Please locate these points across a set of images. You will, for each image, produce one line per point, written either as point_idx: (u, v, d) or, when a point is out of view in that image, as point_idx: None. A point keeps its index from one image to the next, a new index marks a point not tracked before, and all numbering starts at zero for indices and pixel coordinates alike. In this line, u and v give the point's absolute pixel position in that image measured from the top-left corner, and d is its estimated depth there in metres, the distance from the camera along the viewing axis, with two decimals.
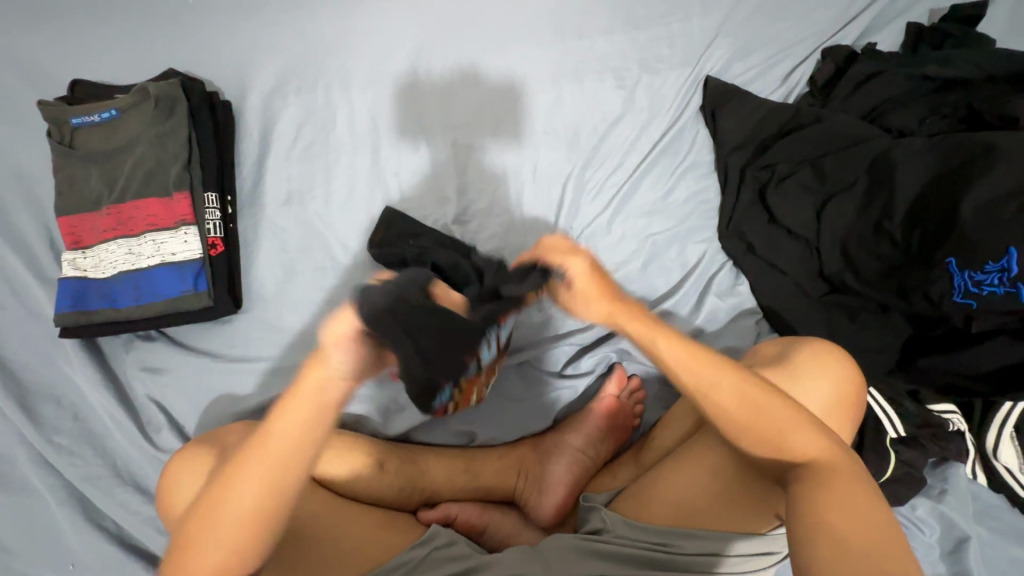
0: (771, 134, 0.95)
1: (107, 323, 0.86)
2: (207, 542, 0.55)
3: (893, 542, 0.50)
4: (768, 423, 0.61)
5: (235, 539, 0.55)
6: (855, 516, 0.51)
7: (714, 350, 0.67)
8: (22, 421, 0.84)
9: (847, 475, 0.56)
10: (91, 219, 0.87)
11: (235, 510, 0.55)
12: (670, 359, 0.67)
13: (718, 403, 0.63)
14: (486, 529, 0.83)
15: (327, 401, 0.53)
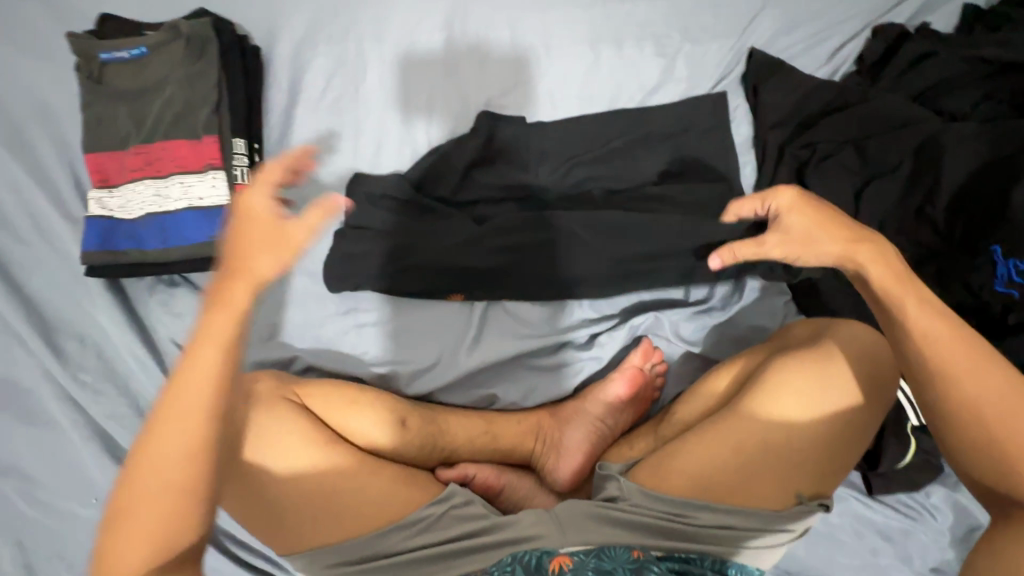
0: (814, 111, 0.93)
1: (132, 265, 0.85)
2: (145, 470, 0.54)
3: None
4: (1001, 436, 0.57)
5: (177, 471, 0.54)
6: None
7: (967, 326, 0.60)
8: (49, 358, 0.85)
9: None
10: (119, 159, 0.86)
11: (172, 446, 0.55)
12: (925, 329, 0.60)
13: (964, 392, 0.58)
14: (503, 490, 0.84)
15: (206, 408, 0.56)
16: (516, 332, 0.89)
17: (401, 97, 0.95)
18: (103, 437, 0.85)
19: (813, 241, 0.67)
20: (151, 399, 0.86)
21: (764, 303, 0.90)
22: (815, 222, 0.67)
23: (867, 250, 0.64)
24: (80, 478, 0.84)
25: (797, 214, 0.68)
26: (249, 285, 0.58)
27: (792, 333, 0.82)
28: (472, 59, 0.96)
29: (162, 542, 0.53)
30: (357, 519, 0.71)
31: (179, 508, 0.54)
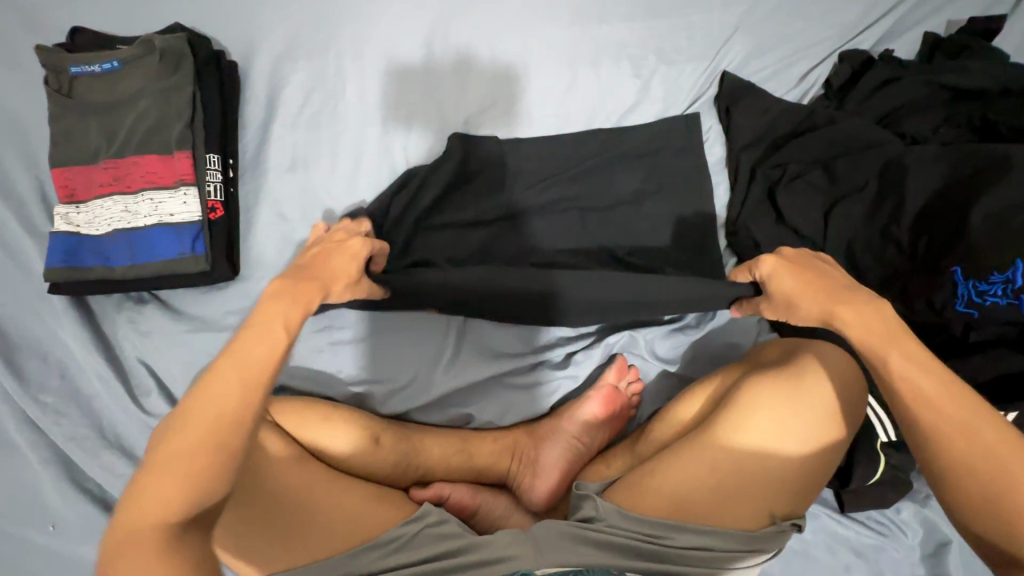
0: (784, 133, 0.95)
1: (98, 281, 0.83)
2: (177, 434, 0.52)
3: None
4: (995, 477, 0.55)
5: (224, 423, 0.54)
6: None
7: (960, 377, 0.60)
8: (9, 378, 0.82)
9: None
10: (87, 173, 0.84)
11: (215, 397, 0.54)
12: (906, 371, 0.61)
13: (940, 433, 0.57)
14: (478, 510, 0.83)
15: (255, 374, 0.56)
16: (493, 351, 0.89)
17: (380, 114, 0.95)
18: (64, 460, 0.82)
19: (792, 301, 0.71)
20: (116, 420, 0.83)
21: (737, 321, 0.91)
22: (796, 286, 0.71)
23: (849, 310, 0.66)
24: (37, 504, 0.80)
25: (783, 278, 0.72)
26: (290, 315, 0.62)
27: (763, 353, 0.83)
28: (452, 76, 0.96)
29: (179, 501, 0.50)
30: (327, 542, 0.69)
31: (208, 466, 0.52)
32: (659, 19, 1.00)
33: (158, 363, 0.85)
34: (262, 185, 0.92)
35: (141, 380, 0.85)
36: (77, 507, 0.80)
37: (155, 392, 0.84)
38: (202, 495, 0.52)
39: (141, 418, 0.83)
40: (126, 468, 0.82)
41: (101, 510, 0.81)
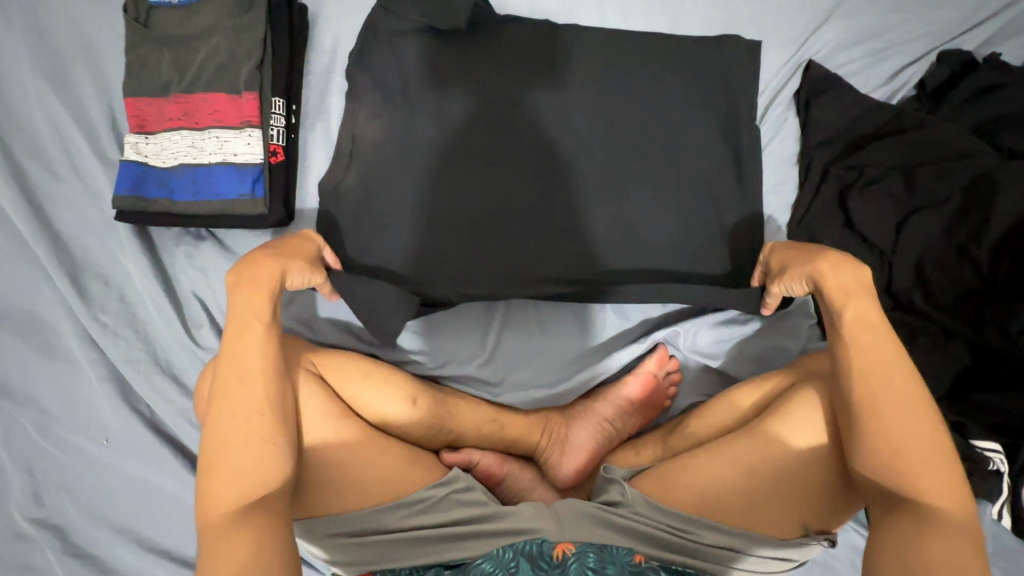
0: (864, 134, 0.91)
1: (162, 213, 0.85)
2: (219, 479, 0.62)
3: (896, 433, 0.61)
4: (891, 435, 0.61)
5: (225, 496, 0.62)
6: (880, 394, 0.63)
7: (919, 435, 0.61)
8: (72, 295, 0.86)
9: (904, 411, 0.62)
10: (157, 105, 0.85)
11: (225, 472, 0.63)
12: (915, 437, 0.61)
13: (900, 446, 0.61)
14: (504, 479, 0.86)
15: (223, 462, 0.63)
16: (538, 324, 0.90)
17: (433, 80, 0.90)
18: (117, 381, 0.84)
19: (926, 511, 0.59)
20: (169, 347, 0.86)
21: (788, 324, 0.88)
22: (927, 470, 0.60)
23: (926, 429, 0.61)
24: (93, 417, 0.83)
25: (920, 485, 0.60)
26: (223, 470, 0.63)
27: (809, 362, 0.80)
28: (510, 49, 0.91)
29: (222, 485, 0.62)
30: (366, 494, 0.74)
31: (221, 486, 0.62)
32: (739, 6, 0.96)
33: (213, 299, 0.87)
34: (320, 133, 0.92)
35: (194, 313, 0.87)
36: (127, 425, 0.83)
37: (208, 325, 0.86)
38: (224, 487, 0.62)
39: (194, 351, 0.85)
40: (174, 395, 0.84)
41: (149, 431, 0.83)
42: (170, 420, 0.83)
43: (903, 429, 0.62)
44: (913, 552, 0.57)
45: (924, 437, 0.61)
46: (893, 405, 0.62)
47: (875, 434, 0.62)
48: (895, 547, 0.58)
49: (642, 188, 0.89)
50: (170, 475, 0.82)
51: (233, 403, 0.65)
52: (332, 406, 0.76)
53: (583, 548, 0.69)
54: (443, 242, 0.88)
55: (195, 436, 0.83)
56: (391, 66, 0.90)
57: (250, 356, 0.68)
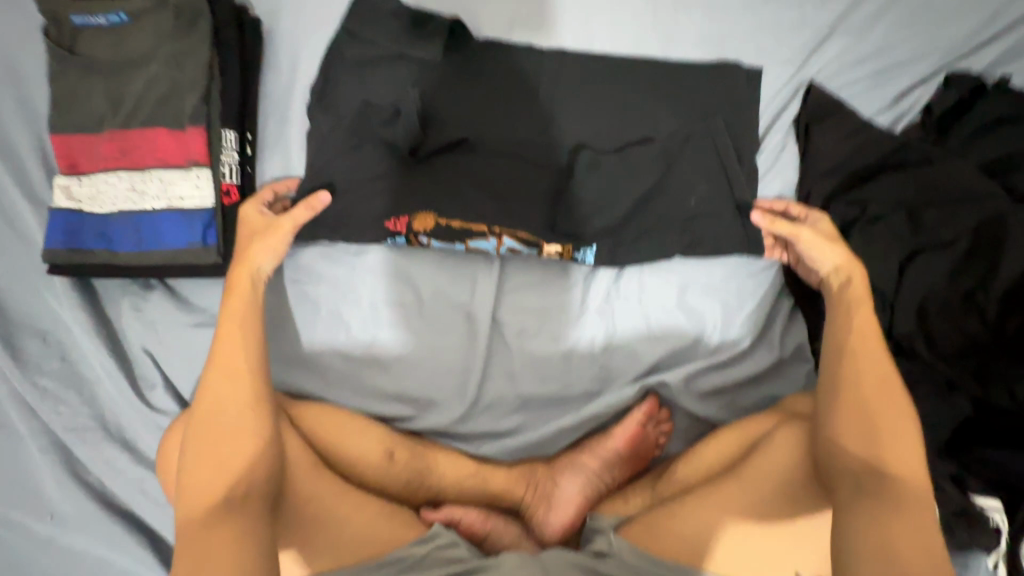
0: (869, 163, 0.85)
1: (101, 265, 0.76)
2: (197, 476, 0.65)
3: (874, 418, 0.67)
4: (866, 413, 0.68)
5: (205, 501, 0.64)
6: (865, 381, 0.69)
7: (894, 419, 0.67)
8: (5, 356, 0.77)
9: (881, 398, 0.68)
10: (90, 142, 0.75)
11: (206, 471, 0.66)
12: (883, 419, 0.67)
13: (875, 424, 0.67)
14: (488, 537, 0.81)
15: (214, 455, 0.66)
16: (522, 371, 0.83)
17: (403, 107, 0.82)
18: (61, 449, 0.77)
19: (892, 485, 0.65)
20: (119, 411, 0.78)
21: (783, 370, 0.84)
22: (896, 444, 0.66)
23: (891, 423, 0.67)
24: (35, 489, 0.76)
25: (889, 457, 0.65)
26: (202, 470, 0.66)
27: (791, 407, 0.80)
28: (487, 76, 0.85)
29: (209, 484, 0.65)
30: (347, 550, 0.73)
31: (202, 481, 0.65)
32: (735, 21, 0.89)
33: (165, 357, 0.79)
34: (279, 163, 0.83)
35: (146, 372, 0.79)
36: (73, 499, 0.75)
37: (162, 385, 0.79)
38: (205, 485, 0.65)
39: (146, 414, 0.78)
40: (125, 464, 0.76)
41: (99, 504, 0.76)
42: (122, 492, 0.76)
43: (876, 408, 0.68)
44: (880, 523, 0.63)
45: (897, 425, 0.67)
46: (870, 391, 0.68)
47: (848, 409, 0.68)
48: (865, 517, 0.64)
49: (633, 224, 0.83)
50: (123, 551, 0.75)
51: (221, 408, 0.68)
52: (307, 459, 0.74)
53: None
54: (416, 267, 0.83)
55: (151, 508, 0.76)
56: (356, 95, 0.82)
57: (232, 363, 0.70)
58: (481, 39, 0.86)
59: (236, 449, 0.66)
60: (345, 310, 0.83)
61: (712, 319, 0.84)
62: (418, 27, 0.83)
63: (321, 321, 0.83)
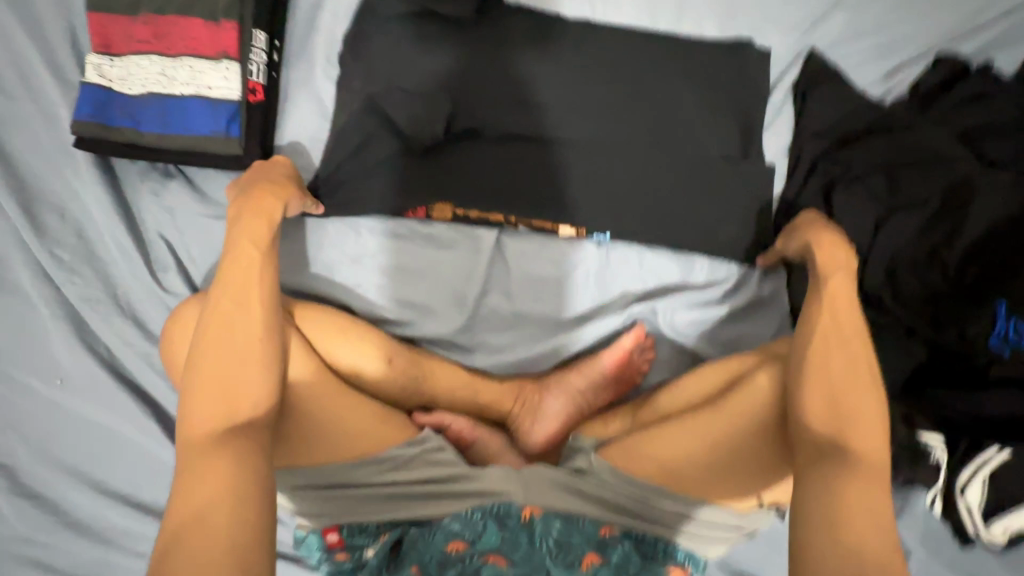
0: (856, 130, 0.91)
1: (126, 144, 0.78)
2: (195, 396, 0.61)
3: (851, 399, 0.66)
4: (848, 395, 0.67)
5: (200, 412, 0.60)
6: (841, 357, 0.69)
7: (867, 401, 0.66)
8: (25, 225, 0.80)
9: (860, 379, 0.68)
10: (124, 24, 0.77)
11: (200, 391, 0.61)
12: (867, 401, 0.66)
13: (859, 401, 0.66)
14: (474, 444, 0.86)
15: (207, 373, 0.61)
16: (520, 290, 0.88)
17: (430, 44, 0.88)
18: (72, 319, 0.80)
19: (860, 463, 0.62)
20: (130, 289, 0.81)
21: (761, 311, 0.90)
22: (859, 427, 0.65)
23: (870, 399, 0.66)
24: (44, 356, 0.79)
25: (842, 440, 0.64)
26: (194, 387, 0.61)
27: (774, 346, 0.84)
28: (513, 21, 0.92)
29: (203, 404, 0.60)
30: (341, 442, 0.75)
31: (198, 402, 0.60)
32: None
33: (180, 242, 0.82)
34: (304, 71, 0.89)
35: (159, 255, 0.82)
36: (82, 366, 0.79)
37: (174, 268, 0.81)
38: (200, 408, 0.60)
39: (158, 293, 0.81)
40: (135, 338, 0.80)
41: (106, 373, 0.79)
42: (130, 363, 0.80)
43: (852, 388, 0.67)
44: (839, 500, 0.59)
45: (870, 407, 0.66)
46: (850, 371, 0.68)
47: (816, 395, 0.67)
48: (823, 488, 0.61)
49: (626, 166, 0.90)
50: (126, 418, 0.78)
51: (230, 331, 0.65)
52: (307, 356, 0.75)
53: (550, 514, 0.74)
54: (428, 177, 0.87)
55: (155, 381, 0.80)
56: (390, 22, 0.88)
57: (253, 291, 0.67)
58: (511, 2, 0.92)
59: (242, 375, 0.63)
60: (355, 217, 0.87)
61: (699, 262, 0.91)
62: None
63: (332, 227, 0.87)
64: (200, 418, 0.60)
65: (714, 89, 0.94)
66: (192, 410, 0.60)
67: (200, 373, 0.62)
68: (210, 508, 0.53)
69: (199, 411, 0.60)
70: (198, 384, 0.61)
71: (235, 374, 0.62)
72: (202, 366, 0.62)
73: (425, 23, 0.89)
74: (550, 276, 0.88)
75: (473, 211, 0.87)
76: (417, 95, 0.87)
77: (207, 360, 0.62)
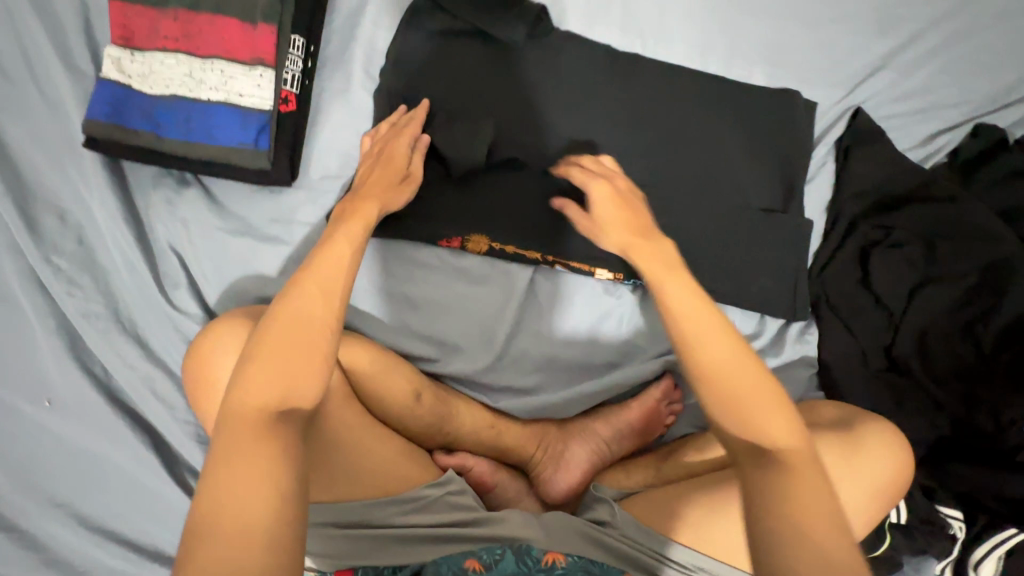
0: (897, 194, 0.91)
1: (144, 149, 0.72)
2: (255, 376, 0.53)
3: (867, 474, 0.75)
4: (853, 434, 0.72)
5: (254, 411, 0.52)
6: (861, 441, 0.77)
7: (880, 474, 0.76)
8: (18, 228, 0.72)
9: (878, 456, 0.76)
10: (149, 17, 0.71)
11: (266, 370, 0.53)
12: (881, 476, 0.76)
13: (875, 477, 0.75)
14: (494, 488, 0.83)
15: (274, 350, 0.54)
16: (551, 332, 0.85)
17: (478, 69, 0.85)
18: (67, 334, 0.73)
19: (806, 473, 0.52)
20: (134, 305, 0.75)
21: (788, 370, 0.90)
22: (746, 410, 0.53)
23: (881, 467, 0.76)
24: (33, 373, 0.72)
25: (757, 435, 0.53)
26: (258, 363, 0.54)
27: (821, 411, 0.83)
28: (562, 52, 0.89)
29: (268, 383, 0.53)
30: (363, 482, 0.72)
31: (265, 381, 0.53)
32: (795, 42, 0.95)
33: (193, 257, 0.76)
34: (341, 82, 0.84)
35: (170, 270, 0.76)
36: (76, 387, 0.72)
37: (186, 285, 0.76)
38: (261, 388, 0.53)
39: (166, 312, 0.75)
40: (137, 359, 0.74)
41: (101, 395, 0.73)
42: (130, 386, 0.73)
43: (871, 469, 0.75)
44: (782, 521, 0.50)
45: (883, 482, 0.76)
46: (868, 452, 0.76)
47: (706, 384, 0.55)
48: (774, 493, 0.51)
49: (664, 212, 0.90)
50: (122, 446, 0.73)
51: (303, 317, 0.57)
52: (340, 387, 0.71)
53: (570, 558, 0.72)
54: (465, 207, 0.83)
55: (157, 408, 0.74)
56: (437, 41, 0.85)
57: (339, 270, 0.60)
58: (563, 31, 0.90)
59: (303, 368, 0.55)
60: (396, 246, 0.84)
61: (733, 312, 0.91)
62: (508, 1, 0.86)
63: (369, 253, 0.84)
64: (256, 400, 0.52)
65: (759, 138, 0.92)
66: (253, 391, 0.53)
67: (268, 352, 0.54)
68: (253, 509, 0.47)
69: (262, 389, 0.53)
70: (262, 359, 0.54)
71: (301, 359, 0.55)
72: (273, 344, 0.55)
73: (474, 46, 0.86)
74: (582, 320, 0.85)
75: (509, 246, 0.83)
76: (460, 119, 0.83)
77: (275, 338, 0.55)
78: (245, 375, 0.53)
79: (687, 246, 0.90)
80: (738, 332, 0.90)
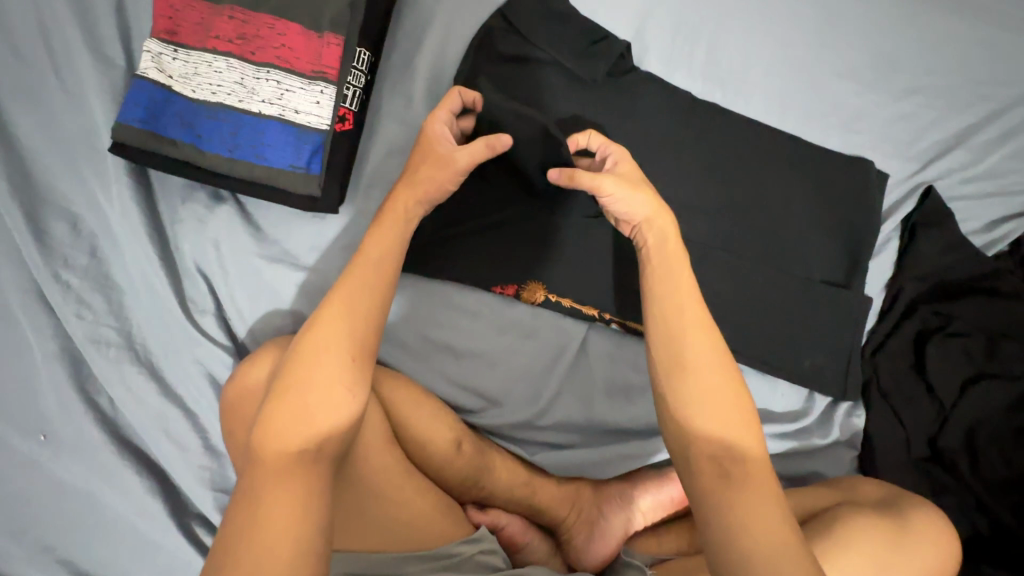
0: (959, 280, 0.89)
1: (180, 161, 0.64)
2: (281, 411, 0.52)
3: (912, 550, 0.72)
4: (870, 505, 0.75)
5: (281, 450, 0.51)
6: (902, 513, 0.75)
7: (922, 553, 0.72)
8: (27, 237, 0.64)
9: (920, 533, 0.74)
10: (201, 13, 0.64)
11: (290, 402, 0.53)
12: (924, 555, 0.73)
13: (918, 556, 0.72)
14: (524, 548, 0.78)
15: (299, 384, 0.53)
16: (597, 393, 0.80)
17: (550, 103, 0.78)
18: (72, 361, 0.65)
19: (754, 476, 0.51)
20: (148, 333, 0.66)
21: (832, 451, 0.87)
22: (716, 409, 0.53)
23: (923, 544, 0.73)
24: (29, 403, 0.64)
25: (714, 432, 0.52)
26: (283, 400, 0.53)
27: (859, 487, 0.80)
28: (641, 93, 0.82)
29: (288, 414, 0.52)
30: (395, 537, 0.66)
31: (286, 411, 0.52)
32: (879, 107, 0.90)
33: (221, 285, 0.68)
34: (401, 98, 0.76)
35: (196, 295, 0.68)
36: (76, 422, 0.65)
37: (215, 314, 0.68)
38: (283, 420, 0.52)
39: (185, 344, 0.67)
40: (148, 395, 0.66)
41: (104, 432, 0.65)
42: (138, 425, 0.66)
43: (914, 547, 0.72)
44: (732, 515, 0.49)
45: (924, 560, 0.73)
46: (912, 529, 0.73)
47: (682, 375, 0.54)
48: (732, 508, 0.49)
49: (729, 275, 0.84)
50: (123, 493, 0.65)
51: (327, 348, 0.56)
52: (380, 430, 0.66)
53: None
54: (522, 253, 0.78)
55: (168, 451, 0.66)
56: (509, 69, 0.78)
57: (367, 293, 0.58)
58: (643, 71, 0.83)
59: (327, 398, 0.54)
60: (449, 285, 0.79)
61: (782, 384, 0.87)
62: (591, 34, 0.79)
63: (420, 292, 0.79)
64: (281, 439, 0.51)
65: (833, 206, 0.87)
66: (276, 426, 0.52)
67: (293, 388, 0.53)
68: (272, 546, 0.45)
69: (282, 422, 0.52)
70: (286, 394, 0.53)
71: (326, 390, 0.54)
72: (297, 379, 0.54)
73: (549, 77, 0.78)
74: (632, 385, 0.80)
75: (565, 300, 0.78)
76: None
77: (302, 372, 0.54)
78: (272, 411, 0.53)
79: (750, 314, 0.85)
80: (785, 406, 0.88)
